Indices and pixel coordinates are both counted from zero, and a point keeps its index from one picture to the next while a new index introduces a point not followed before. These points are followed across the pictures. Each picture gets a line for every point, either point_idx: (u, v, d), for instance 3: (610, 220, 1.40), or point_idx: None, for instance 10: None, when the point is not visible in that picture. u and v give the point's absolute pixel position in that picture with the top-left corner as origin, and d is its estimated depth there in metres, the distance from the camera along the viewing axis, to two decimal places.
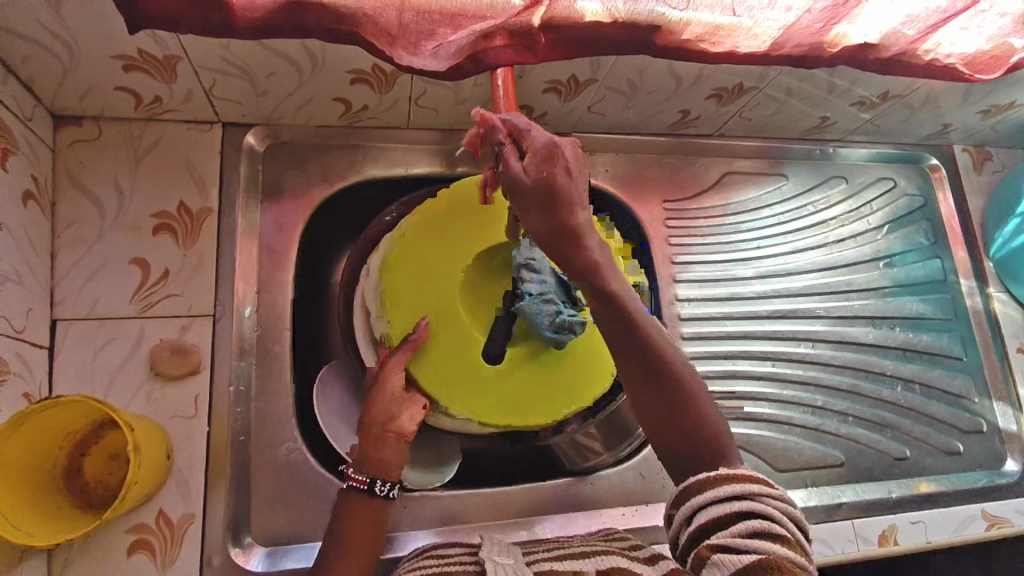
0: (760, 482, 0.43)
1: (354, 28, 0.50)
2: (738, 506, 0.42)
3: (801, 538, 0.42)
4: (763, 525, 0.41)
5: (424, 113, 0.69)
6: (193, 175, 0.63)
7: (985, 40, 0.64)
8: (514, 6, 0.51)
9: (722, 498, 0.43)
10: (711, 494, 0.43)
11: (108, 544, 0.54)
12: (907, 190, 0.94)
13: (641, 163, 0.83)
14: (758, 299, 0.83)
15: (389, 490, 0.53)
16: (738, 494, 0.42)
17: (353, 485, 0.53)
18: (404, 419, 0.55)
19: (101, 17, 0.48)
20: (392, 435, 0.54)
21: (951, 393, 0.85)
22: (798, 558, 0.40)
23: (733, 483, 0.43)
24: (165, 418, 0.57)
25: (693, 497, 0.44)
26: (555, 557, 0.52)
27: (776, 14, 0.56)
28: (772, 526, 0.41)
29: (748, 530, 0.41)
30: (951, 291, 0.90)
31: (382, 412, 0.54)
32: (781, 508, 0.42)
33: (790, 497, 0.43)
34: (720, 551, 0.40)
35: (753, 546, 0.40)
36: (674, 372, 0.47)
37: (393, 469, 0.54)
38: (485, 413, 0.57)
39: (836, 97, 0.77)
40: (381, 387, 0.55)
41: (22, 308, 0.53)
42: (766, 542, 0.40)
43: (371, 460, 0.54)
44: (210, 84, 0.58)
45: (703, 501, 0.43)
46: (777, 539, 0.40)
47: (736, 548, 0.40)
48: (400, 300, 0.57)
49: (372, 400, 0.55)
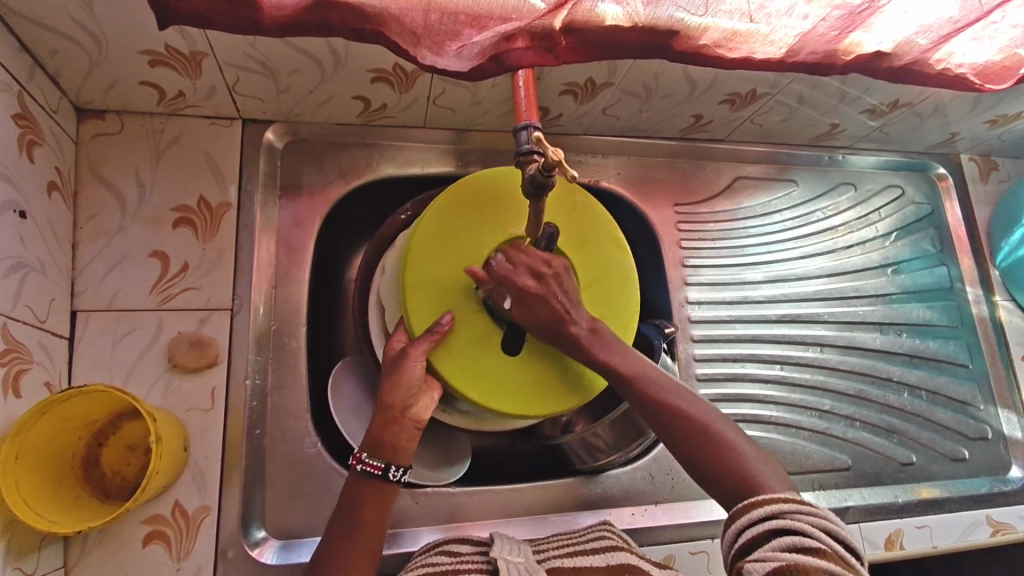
0: (793, 501, 0.48)
1: (379, 27, 0.51)
2: (770, 525, 0.47)
3: (841, 551, 0.45)
4: (795, 539, 0.45)
5: (441, 113, 0.70)
6: (213, 169, 0.64)
7: (995, 51, 0.65)
8: (538, 9, 0.52)
9: (755, 521, 0.47)
10: (745, 517, 0.48)
11: (125, 535, 0.54)
12: (914, 198, 0.95)
13: (651, 166, 0.84)
14: (767, 303, 0.84)
15: (402, 475, 0.52)
16: (770, 514, 0.47)
17: (366, 470, 0.51)
18: (421, 406, 0.53)
19: (130, 13, 0.49)
20: (408, 422, 0.52)
21: (958, 399, 0.86)
22: (837, 567, 0.43)
23: (769, 504, 0.48)
24: (183, 410, 0.58)
25: (736, 521, 0.49)
26: (570, 553, 0.54)
27: (793, 22, 0.57)
28: (804, 540, 0.45)
29: (783, 544, 0.45)
30: (958, 299, 0.91)
31: (399, 400, 0.52)
32: (816, 523, 0.46)
33: (822, 512, 0.47)
34: (756, 562, 0.45)
35: (783, 556, 0.44)
36: (695, 414, 0.54)
37: (406, 455, 0.52)
38: (524, 403, 0.54)
39: (845, 105, 0.78)
40: (400, 373, 0.52)
41: (44, 297, 0.53)
42: (803, 555, 0.44)
43: (388, 445, 0.52)
44: (233, 80, 0.59)
45: (741, 524, 0.48)
46: (810, 552, 0.44)
47: (770, 559, 0.44)
48: (423, 291, 0.54)
49: (387, 384, 0.52)
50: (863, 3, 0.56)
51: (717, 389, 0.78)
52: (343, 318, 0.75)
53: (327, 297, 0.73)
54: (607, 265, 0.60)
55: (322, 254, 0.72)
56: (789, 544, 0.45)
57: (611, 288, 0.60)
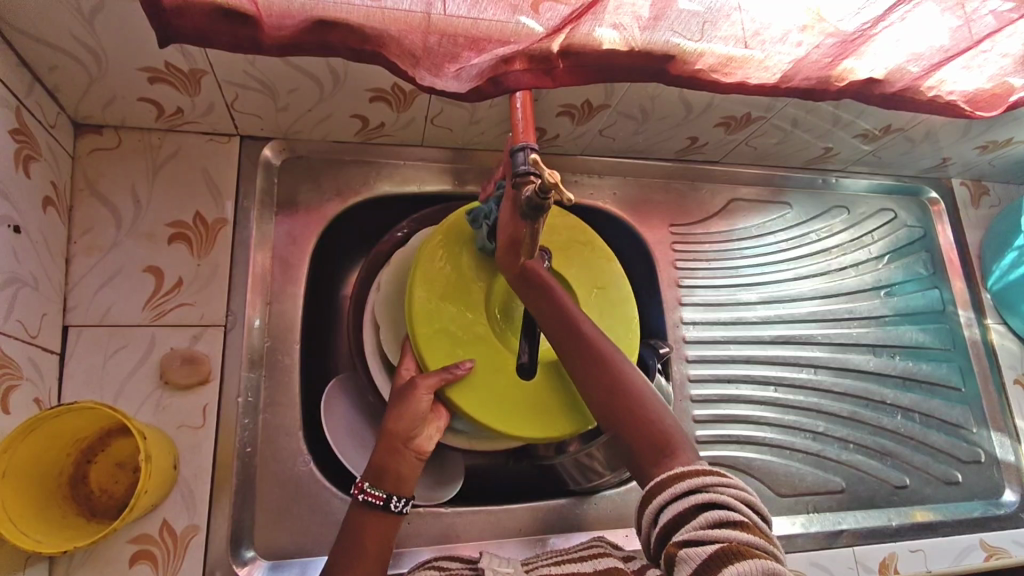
0: (715, 474, 0.43)
1: (379, 49, 0.51)
2: (696, 499, 0.41)
3: (759, 522, 0.41)
4: (722, 515, 0.40)
5: (439, 132, 0.70)
6: (210, 186, 0.64)
7: (986, 79, 0.67)
8: (536, 33, 0.53)
9: (678, 496, 0.42)
10: (667, 494, 0.43)
11: (109, 555, 0.53)
12: (907, 221, 0.96)
13: (646, 187, 0.84)
14: (761, 324, 0.84)
15: (405, 506, 0.51)
16: (693, 489, 0.42)
17: (367, 500, 0.50)
18: (424, 437, 0.54)
19: (131, 32, 0.49)
20: (411, 453, 0.53)
21: (951, 423, 0.86)
22: (761, 540, 0.39)
23: (691, 478, 0.43)
24: (173, 427, 0.57)
25: (656, 499, 0.44)
26: (559, 561, 0.55)
27: (787, 49, 0.58)
28: (729, 514, 0.40)
29: (709, 521, 0.40)
30: (949, 321, 0.91)
31: (400, 429, 0.52)
32: (737, 495, 0.42)
33: (742, 484, 0.43)
34: (686, 544, 0.39)
35: (716, 533, 0.39)
36: (638, 397, 0.51)
37: (408, 486, 0.52)
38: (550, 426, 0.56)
39: (839, 129, 0.79)
40: (406, 403, 0.53)
41: (36, 312, 0.53)
42: (730, 530, 0.39)
43: (389, 474, 0.51)
44: (232, 98, 0.59)
45: (663, 502, 0.43)
46: (737, 526, 0.39)
47: (699, 539, 0.39)
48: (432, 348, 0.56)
49: (391, 414, 0.53)
50: (857, 31, 0.57)
51: (711, 411, 0.78)
52: (337, 335, 0.75)
53: (322, 314, 0.73)
54: (602, 279, 0.64)
55: (318, 271, 0.72)
56: (716, 519, 0.40)
57: (609, 299, 0.63)
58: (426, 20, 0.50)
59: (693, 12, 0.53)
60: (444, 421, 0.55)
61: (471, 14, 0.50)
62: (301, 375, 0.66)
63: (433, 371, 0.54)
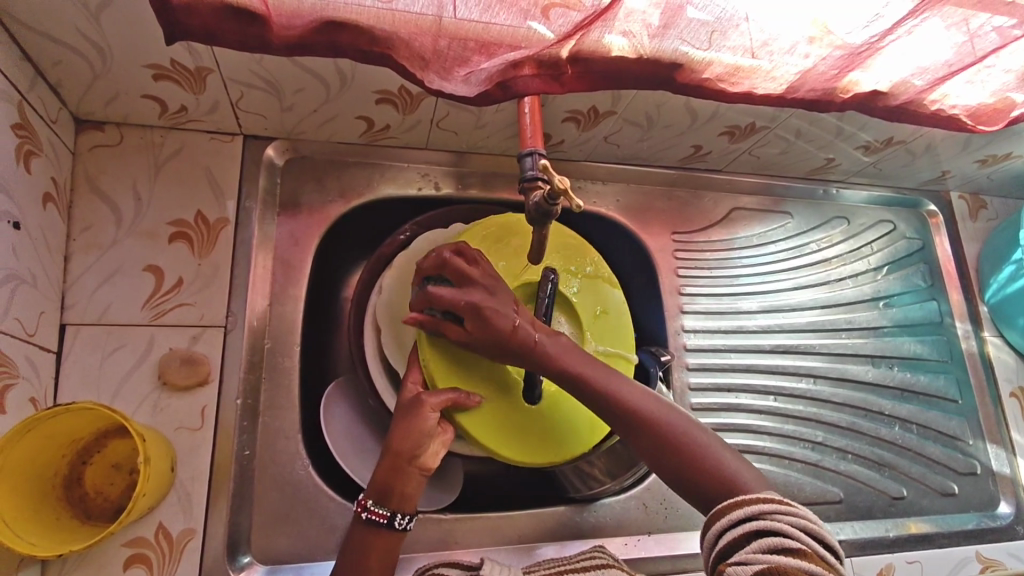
0: (775, 501, 0.45)
1: (387, 51, 0.51)
2: (754, 526, 0.44)
3: (822, 551, 0.43)
4: (776, 541, 0.42)
5: (443, 136, 0.70)
6: (212, 184, 0.64)
7: (988, 95, 0.67)
8: (547, 39, 0.52)
9: (736, 522, 0.45)
10: (726, 518, 0.45)
11: (104, 559, 0.52)
12: (905, 233, 0.96)
13: (649, 195, 0.84)
14: (761, 333, 0.85)
15: (409, 523, 0.50)
16: (753, 515, 0.44)
17: (372, 519, 0.49)
18: (429, 455, 0.52)
19: (138, 28, 0.49)
20: (415, 470, 0.51)
21: (948, 435, 0.86)
22: (819, 568, 0.41)
23: (751, 504, 0.45)
24: (171, 429, 0.56)
25: (715, 523, 0.46)
26: (561, 572, 0.55)
27: (795, 60, 0.58)
28: (784, 540, 0.42)
29: (763, 547, 0.42)
30: (948, 334, 0.92)
31: (403, 449, 0.51)
32: (797, 524, 0.43)
33: (805, 512, 0.44)
34: (736, 563, 0.42)
35: (765, 557, 0.41)
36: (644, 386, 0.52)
37: (412, 502, 0.51)
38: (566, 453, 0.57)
39: (841, 141, 0.79)
40: (412, 422, 0.52)
41: (34, 310, 0.52)
42: (781, 556, 0.41)
43: (393, 491, 0.50)
44: (237, 96, 0.59)
45: (722, 525, 0.45)
46: (790, 553, 0.42)
47: (749, 561, 0.42)
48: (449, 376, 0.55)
49: (397, 429, 0.52)
50: (864, 44, 0.57)
51: (712, 419, 0.78)
52: (338, 338, 0.74)
53: (324, 316, 0.73)
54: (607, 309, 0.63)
55: (320, 272, 0.71)
56: (771, 545, 0.42)
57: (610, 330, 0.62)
58: (436, 23, 0.49)
59: (702, 21, 0.53)
60: (450, 436, 0.54)
61: (482, 18, 0.50)
62: (301, 377, 0.66)
63: (443, 391, 0.53)
